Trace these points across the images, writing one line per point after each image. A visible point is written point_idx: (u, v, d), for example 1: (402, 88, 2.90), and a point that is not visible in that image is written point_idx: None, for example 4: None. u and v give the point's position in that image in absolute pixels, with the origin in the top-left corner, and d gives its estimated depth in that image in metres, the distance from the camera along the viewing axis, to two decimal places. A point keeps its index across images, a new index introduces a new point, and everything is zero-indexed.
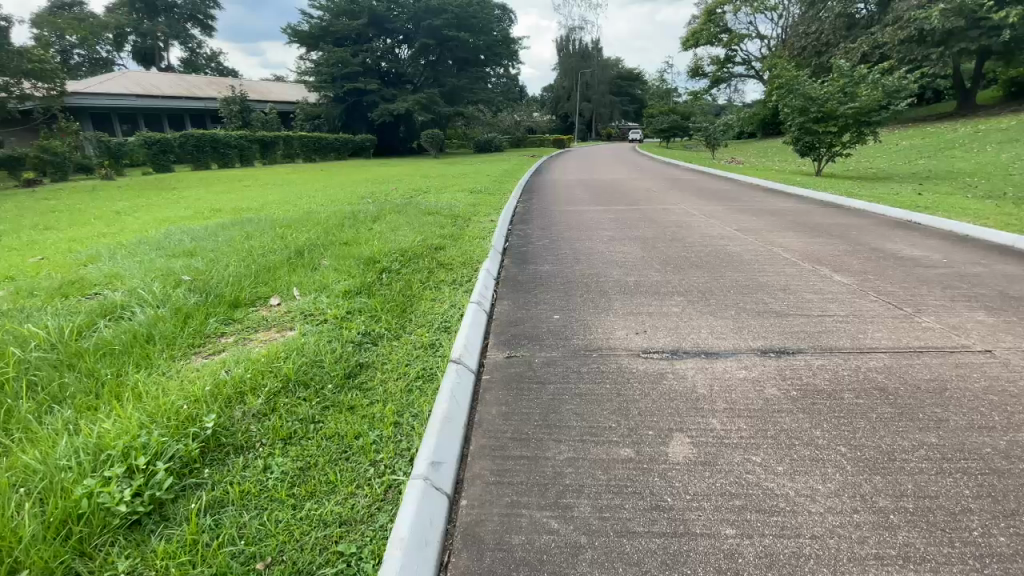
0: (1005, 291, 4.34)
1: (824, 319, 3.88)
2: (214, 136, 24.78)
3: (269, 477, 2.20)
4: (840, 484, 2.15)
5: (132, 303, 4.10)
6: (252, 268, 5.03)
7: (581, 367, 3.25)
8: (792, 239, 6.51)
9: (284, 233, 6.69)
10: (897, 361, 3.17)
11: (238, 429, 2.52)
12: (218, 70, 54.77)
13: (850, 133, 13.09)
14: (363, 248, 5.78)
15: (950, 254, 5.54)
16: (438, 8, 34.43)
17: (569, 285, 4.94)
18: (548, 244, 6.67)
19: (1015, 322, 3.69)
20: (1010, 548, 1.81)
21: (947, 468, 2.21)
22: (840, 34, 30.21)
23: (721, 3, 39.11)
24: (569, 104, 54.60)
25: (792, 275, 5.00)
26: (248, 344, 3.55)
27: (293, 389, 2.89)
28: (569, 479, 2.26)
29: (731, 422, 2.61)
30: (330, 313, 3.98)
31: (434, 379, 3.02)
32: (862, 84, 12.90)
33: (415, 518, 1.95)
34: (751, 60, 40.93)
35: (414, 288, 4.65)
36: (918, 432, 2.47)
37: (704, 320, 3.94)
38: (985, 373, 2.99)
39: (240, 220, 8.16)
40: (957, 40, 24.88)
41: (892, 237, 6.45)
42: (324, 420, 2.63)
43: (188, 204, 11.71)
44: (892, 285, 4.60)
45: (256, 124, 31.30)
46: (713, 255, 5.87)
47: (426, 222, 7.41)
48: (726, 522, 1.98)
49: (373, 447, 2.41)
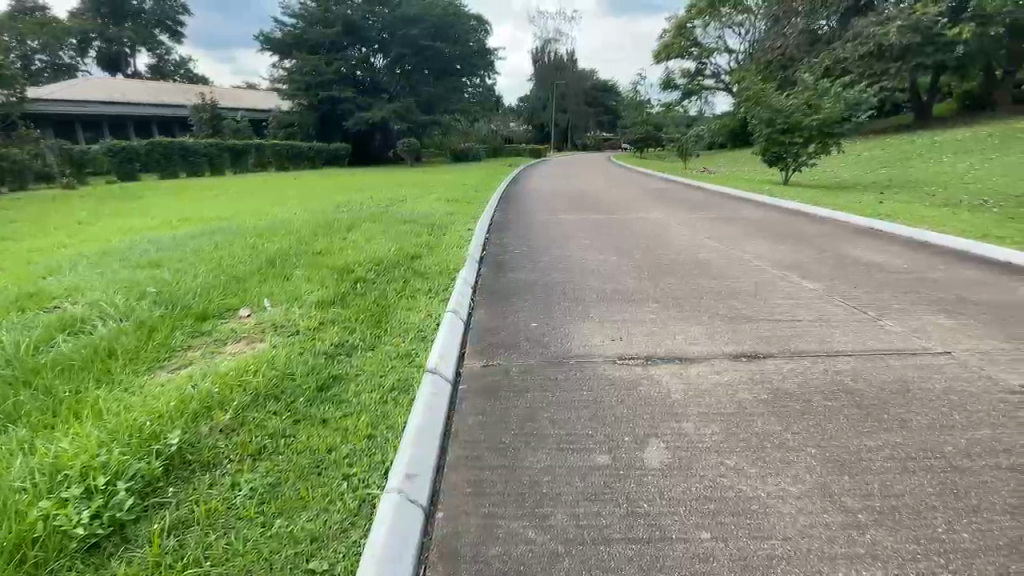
0: (961, 295, 4.55)
1: (795, 324, 3.98)
2: (182, 144, 24.27)
3: (238, 496, 2.13)
4: (810, 486, 2.19)
5: (94, 317, 3.96)
6: (220, 279, 4.91)
7: (559, 375, 3.27)
8: (762, 246, 6.70)
9: (257, 243, 6.55)
10: (863, 363, 3.28)
11: (203, 446, 2.44)
12: (188, 77, 53.80)
13: (815, 143, 13.49)
14: (339, 258, 5.70)
15: (911, 260, 5.78)
16: (413, 17, 35.12)
17: (547, 293, 4.98)
18: (526, 253, 6.70)
19: (971, 324, 3.86)
20: (971, 543, 1.87)
21: (911, 467, 2.28)
22: (803, 50, 31.46)
23: (691, 18, 39.99)
24: (546, 115, 55.45)
25: (762, 281, 5.15)
26: (217, 357, 3.45)
27: (264, 403, 2.82)
28: (546, 488, 2.25)
29: (705, 426, 2.65)
30: (303, 325, 3.91)
31: (409, 390, 2.99)
32: (827, 97, 13.35)
33: (388, 533, 1.92)
34: (720, 73, 42.09)
35: (389, 297, 4.61)
36: (884, 433, 2.54)
37: (678, 326, 4.00)
38: (945, 374, 3.11)
39: (212, 230, 8.01)
40: (914, 56, 25.96)
41: (857, 244, 6.69)
42: (295, 434, 2.56)
43: (157, 213, 11.38)
44: (857, 289, 4.78)
45: (228, 132, 30.91)
46: (688, 263, 5.95)
47: (401, 231, 7.40)
48: (701, 527, 2.00)
49: (346, 460, 2.36)
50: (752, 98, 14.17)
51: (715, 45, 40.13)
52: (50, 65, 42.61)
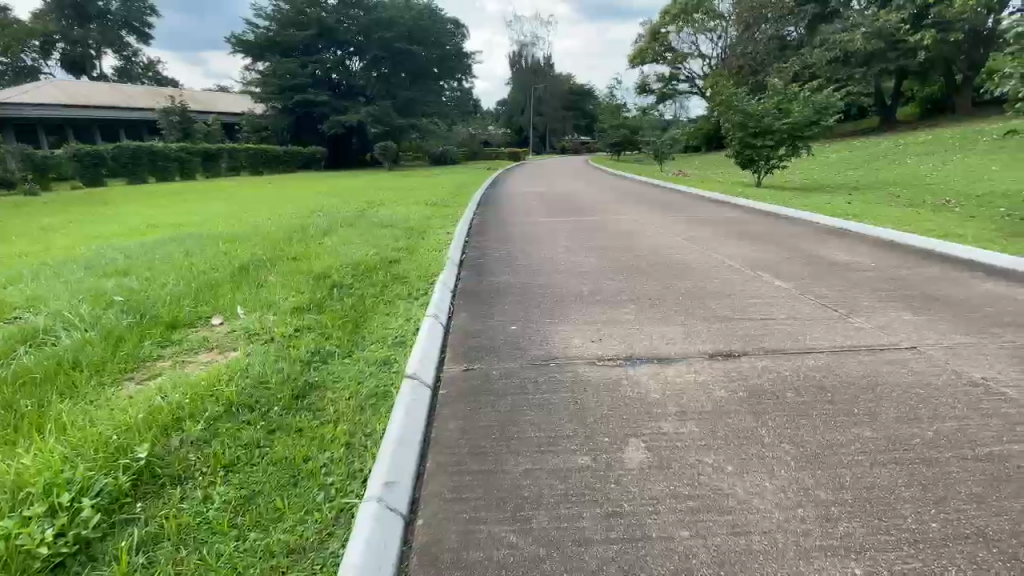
0: (926, 292, 4.71)
1: (767, 322, 4.07)
2: (152, 148, 23.66)
3: (210, 509, 2.07)
4: (784, 481, 2.24)
5: (57, 327, 3.81)
6: (191, 286, 4.79)
7: (539, 378, 3.27)
8: (734, 247, 6.83)
9: (229, 249, 6.40)
10: (833, 359, 3.37)
11: (173, 458, 2.37)
12: (157, 80, 52.36)
13: (786, 146, 13.89)
14: (314, 264, 5.60)
15: (878, 259, 5.95)
16: (388, 20, 34.83)
17: (525, 295, 5.01)
18: (506, 256, 6.73)
19: (937, 321, 3.99)
20: (940, 533, 1.93)
21: (882, 459, 2.35)
22: (773, 56, 32.36)
23: (664, 24, 40.98)
24: (524, 119, 55.72)
25: (738, 281, 5.24)
26: (188, 367, 3.35)
27: (237, 412, 2.75)
28: (527, 492, 2.24)
29: (683, 425, 2.68)
30: (277, 332, 3.83)
31: (388, 396, 2.95)
32: (795, 101, 13.76)
33: (366, 542, 1.88)
34: (694, 78, 42.86)
35: (367, 302, 4.55)
36: (855, 427, 2.61)
37: (656, 327, 4.05)
38: (911, 368, 3.21)
39: (181, 236, 7.82)
40: (878, 62, 27.04)
41: (827, 244, 6.87)
42: (270, 444, 2.50)
43: (124, 220, 11.06)
44: (827, 288, 4.90)
45: (198, 136, 30.19)
46: (665, 264, 6.02)
47: (379, 236, 7.30)
48: (682, 524, 2.02)
49: (322, 469, 2.31)
50: (725, 102, 14.49)
51: (689, 50, 40.77)
52: (9, 67, 41.04)
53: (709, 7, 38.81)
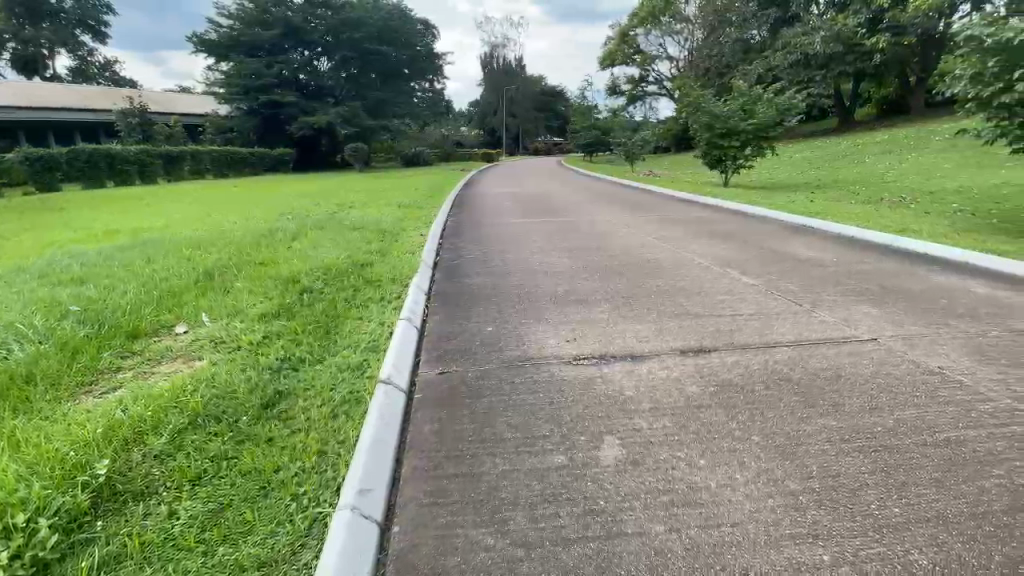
0: (885, 285, 4.91)
1: (736, 318, 4.17)
2: (109, 151, 22.74)
3: (175, 525, 2.00)
4: (754, 472, 2.30)
5: (6, 339, 3.62)
6: (152, 294, 4.62)
7: (515, 378, 3.27)
8: (703, 245, 6.99)
9: (192, 255, 6.19)
10: (799, 352, 3.47)
11: (135, 473, 2.28)
12: (114, 80, 50.44)
13: (751, 147, 14.27)
14: (282, 268, 5.47)
15: (839, 255, 6.17)
16: (357, 21, 34.54)
17: (499, 296, 5.01)
18: (480, 257, 6.70)
19: (895, 313, 4.16)
20: (901, 517, 2.01)
21: (846, 448, 2.43)
22: (738, 58, 33.18)
23: (633, 26, 41.57)
24: (496, 120, 55.75)
25: (707, 278, 5.35)
26: (149, 378, 3.23)
27: (202, 423, 2.66)
28: (505, 493, 2.24)
29: (657, 421, 2.73)
30: (243, 340, 3.72)
31: (361, 402, 2.90)
32: (759, 103, 14.13)
33: (340, 551, 1.85)
34: (663, 79, 43.61)
35: (338, 307, 4.48)
36: (820, 417, 2.70)
37: (628, 324, 4.11)
38: (872, 359, 3.33)
39: (141, 242, 7.55)
40: (837, 64, 27.96)
41: (792, 241, 7.07)
42: (237, 455, 2.43)
43: (81, 226, 10.62)
44: (792, 284, 5.06)
45: (159, 138, 29.18)
46: (637, 263, 6.10)
47: (350, 239, 7.19)
48: (656, 520, 2.05)
49: (294, 480, 2.26)
50: (692, 103, 14.77)
51: (657, 53, 41.46)
52: None
53: (675, 10, 39.56)
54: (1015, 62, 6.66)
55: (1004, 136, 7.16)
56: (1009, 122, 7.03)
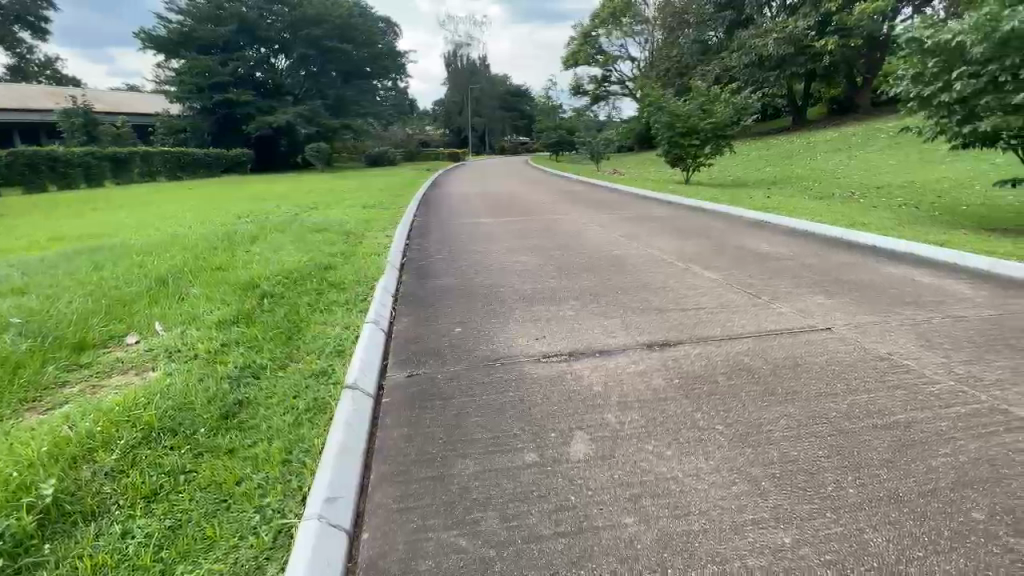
0: (837, 276, 5.14)
1: (698, 311, 4.28)
2: (51, 153, 21.48)
3: (129, 545, 1.90)
4: (719, 461, 2.36)
5: None
6: (99, 304, 4.38)
7: (485, 378, 3.25)
8: (667, 241, 7.13)
9: (143, 261, 5.91)
10: (758, 343, 3.58)
11: (85, 493, 2.16)
12: (57, 79, 47.88)
13: (711, 145, 14.59)
14: (239, 273, 5.29)
15: (794, 249, 6.41)
16: (316, 17, 33.93)
17: (468, 296, 5.00)
18: (447, 258, 6.64)
19: (846, 302, 4.36)
20: (856, 497, 2.11)
21: (803, 434, 2.53)
22: (696, 58, 34.06)
23: (594, 27, 42.09)
24: (461, 120, 55.49)
25: (671, 274, 5.46)
26: (99, 392, 3.06)
27: (157, 437, 2.55)
28: (476, 493, 2.23)
29: (625, 415, 2.77)
30: (200, 348, 3.58)
31: (326, 409, 2.83)
32: (717, 102, 14.59)
33: (309, 559, 1.82)
34: (625, 79, 44.29)
35: (301, 311, 4.36)
36: (779, 405, 2.80)
37: (597, 320, 4.17)
38: (827, 348, 3.47)
39: (90, 248, 7.16)
40: (789, 65, 28.93)
41: (750, 236, 7.30)
42: (196, 469, 2.34)
43: (22, 233, 9.99)
44: (752, 277, 5.21)
45: (105, 138, 27.74)
46: (604, 261, 6.16)
47: (311, 241, 7.00)
48: (626, 512, 2.08)
49: (257, 491, 2.19)
50: (653, 102, 15.05)
51: (618, 53, 42.15)
52: None
53: (635, 11, 40.31)
54: (952, 62, 7.08)
55: (944, 134, 7.44)
56: (947, 120, 7.34)
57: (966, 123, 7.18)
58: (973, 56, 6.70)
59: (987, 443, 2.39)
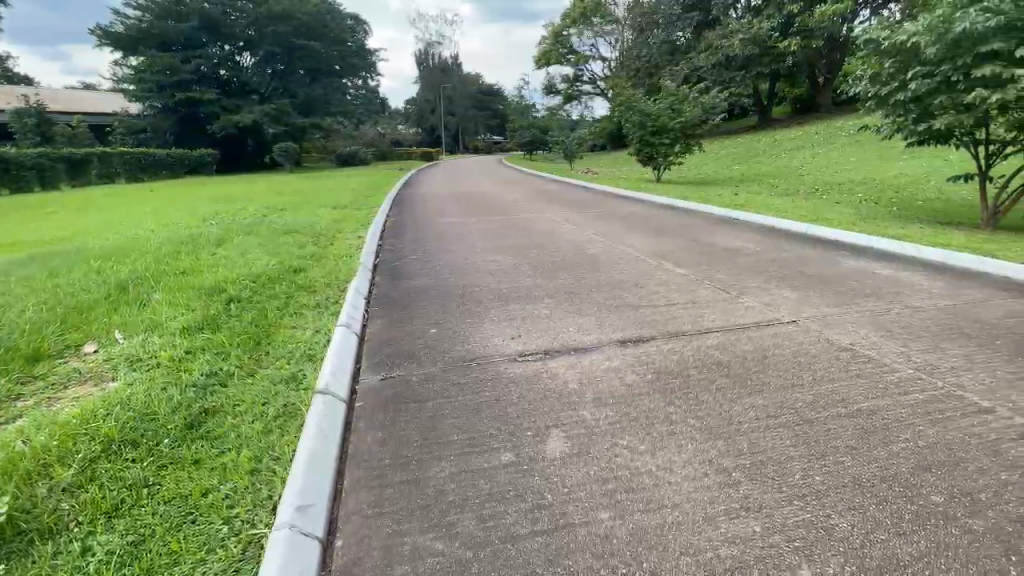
0: (803, 271, 5.29)
1: (670, 307, 4.35)
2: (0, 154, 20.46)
3: (88, 563, 1.83)
4: (691, 453, 2.40)
5: None
6: (53, 312, 4.19)
7: (462, 379, 3.24)
8: (639, 239, 7.21)
9: (101, 267, 5.68)
10: (728, 337, 3.67)
11: (41, 511, 2.06)
12: (7, 78, 45.65)
13: (680, 144, 14.83)
14: (205, 278, 5.13)
15: (762, 244, 6.57)
16: (282, 14, 33.16)
17: (442, 296, 4.96)
18: (420, 258, 6.57)
19: (811, 296, 4.49)
20: (822, 484, 2.18)
21: (773, 425, 2.59)
22: (665, 58, 34.59)
23: (565, 26, 42.33)
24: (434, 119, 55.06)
25: (643, 271, 5.53)
26: (55, 405, 2.92)
27: (118, 449, 2.45)
28: (452, 496, 2.22)
29: (600, 411, 2.79)
30: (164, 355, 3.47)
31: (297, 416, 2.77)
32: (686, 102, 14.86)
33: (280, 568, 1.79)
34: (596, 79, 44.73)
35: (269, 316, 4.25)
36: (749, 397, 2.87)
37: (572, 319, 4.19)
38: (793, 340, 3.57)
39: (46, 253, 6.87)
40: (754, 65, 29.68)
41: (720, 233, 7.44)
42: (159, 481, 2.26)
43: None
44: (721, 273, 5.32)
45: (60, 139, 26.53)
46: (577, 259, 6.20)
47: (281, 244, 6.86)
48: (602, 507, 2.10)
49: (225, 502, 2.13)
50: (624, 101, 15.22)
51: (589, 53, 42.53)
52: None
53: (605, 11, 40.73)
54: (908, 62, 7.38)
55: (900, 132, 7.70)
56: (902, 119, 7.59)
57: (920, 122, 7.44)
58: (928, 56, 6.98)
59: (944, 428, 2.50)
